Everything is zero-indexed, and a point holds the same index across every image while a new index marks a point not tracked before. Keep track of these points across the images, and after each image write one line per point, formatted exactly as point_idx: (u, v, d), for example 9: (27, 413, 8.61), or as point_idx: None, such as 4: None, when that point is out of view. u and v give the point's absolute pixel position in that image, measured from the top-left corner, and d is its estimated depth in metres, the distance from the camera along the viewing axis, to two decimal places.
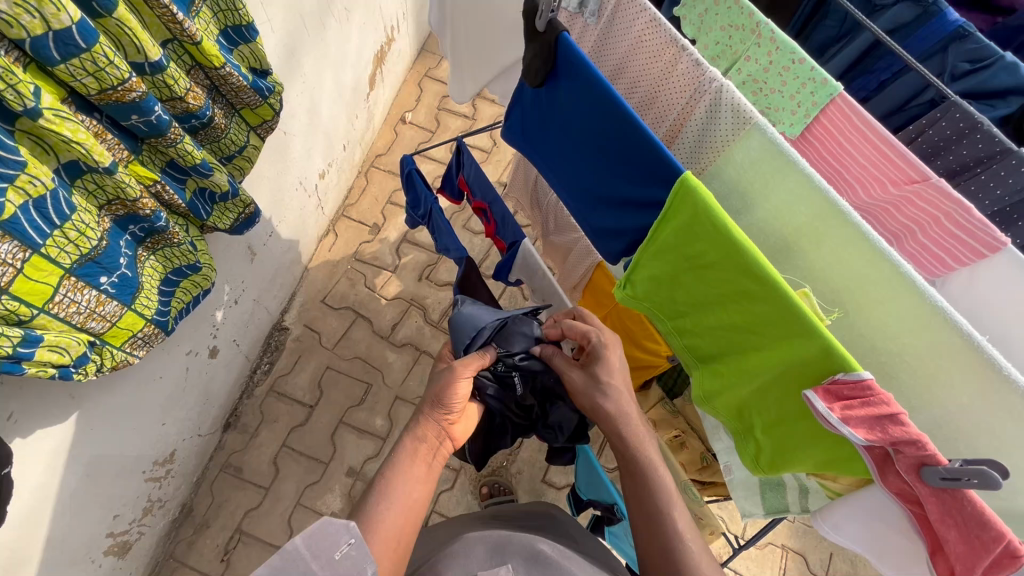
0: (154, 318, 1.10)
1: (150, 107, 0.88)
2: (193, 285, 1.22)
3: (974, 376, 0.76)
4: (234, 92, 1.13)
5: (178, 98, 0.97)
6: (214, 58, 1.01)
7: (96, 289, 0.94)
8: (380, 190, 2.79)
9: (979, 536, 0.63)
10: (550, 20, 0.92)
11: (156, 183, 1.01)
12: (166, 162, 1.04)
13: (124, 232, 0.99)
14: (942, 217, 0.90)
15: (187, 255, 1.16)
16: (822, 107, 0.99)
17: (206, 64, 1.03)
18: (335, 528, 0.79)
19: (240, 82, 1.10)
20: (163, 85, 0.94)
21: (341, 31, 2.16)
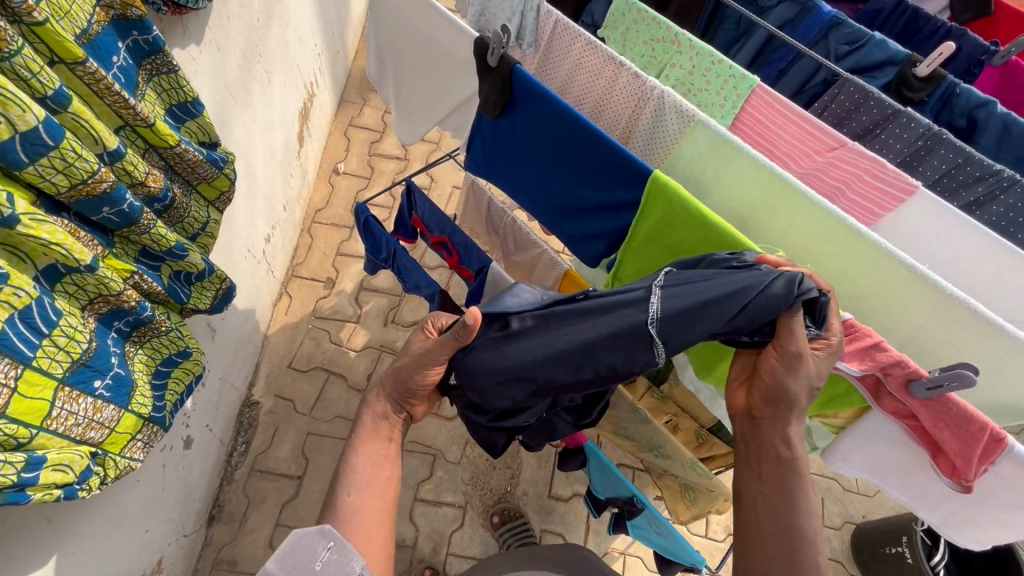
0: (152, 415, 1.08)
1: (121, 196, 0.86)
2: (184, 373, 1.18)
3: (926, 298, 0.90)
4: (190, 167, 1.12)
5: (139, 183, 0.95)
6: (169, 137, 1.01)
7: (92, 396, 0.91)
8: (327, 244, 2.76)
9: (969, 429, 0.73)
10: (502, 56, 1.00)
11: (134, 273, 0.98)
12: (138, 250, 1.03)
13: (110, 330, 0.98)
14: (864, 175, 1.05)
15: (175, 342, 1.14)
16: (746, 97, 1.13)
17: (161, 144, 1.02)
18: (308, 539, 0.83)
19: (195, 157, 1.10)
20: (124, 173, 0.91)
21: (265, 93, 2.15)
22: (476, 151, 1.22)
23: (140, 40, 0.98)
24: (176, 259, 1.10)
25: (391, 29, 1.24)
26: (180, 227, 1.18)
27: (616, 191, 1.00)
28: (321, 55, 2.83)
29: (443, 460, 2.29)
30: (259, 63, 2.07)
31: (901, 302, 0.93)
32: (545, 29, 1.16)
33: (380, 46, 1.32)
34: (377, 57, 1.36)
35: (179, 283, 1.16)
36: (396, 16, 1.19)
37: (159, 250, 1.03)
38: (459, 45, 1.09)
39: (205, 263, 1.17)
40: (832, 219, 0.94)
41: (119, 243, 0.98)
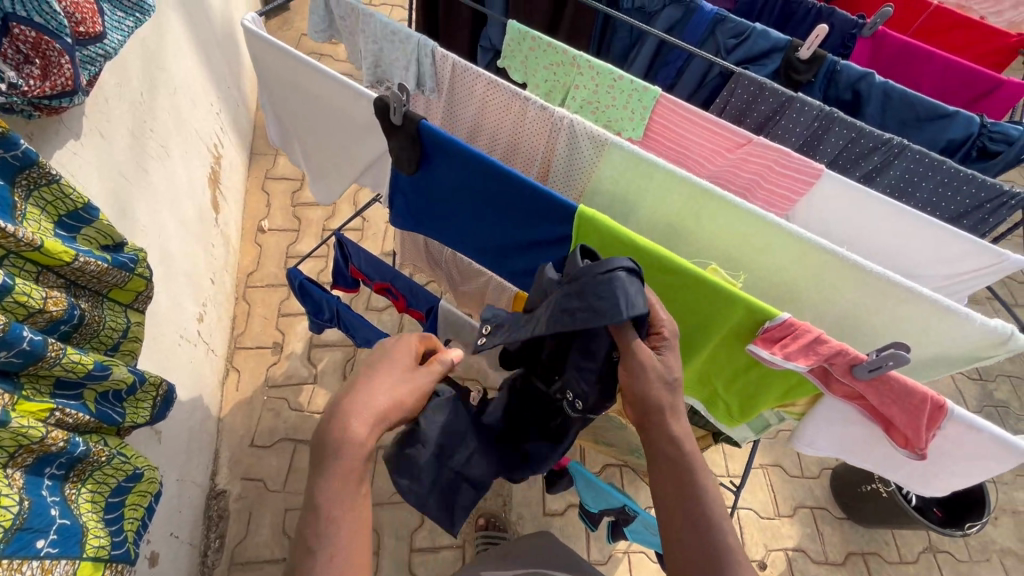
0: (114, 554, 0.99)
1: (15, 335, 0.83)
2: (140, 496, 1.08)
3: (850, 276, 0.95)
4: (97, 278, 1.04)
5: (37, 312, 0.90)
6: (63, 254, 0.95)
7: (37, 557, 0.84)
8: (267, 307, 2.63)
9: (913, 402, 0.78)
10: (404, 113, 0.97)
11: (53, 411, 0.92)
12: (52, 384, 0.95)
13: (41, 478, 0.91)
14: (773, 165, 1.10)
15: (122, 467, 1.05)
16: (652, 108, 1.16)
17: (56, 264, 0.95)
18: None
19: (99, 266, 1.02)
20: (18, 305, 0.87)
21: (165, 167, 2.02)
22: (399, 206, 1.18)
23: (7, 156, 0.90)
24: (99, 380, 1.01)
25: (284, 95, 1.18)
26: (95, 342, 1.08)
27: (545, 228, 0.99)
28: (220, 114, 2.69)
29: None
30: (153, 139, 1.94)
31: (830, 283, 0.98)
32: (443, 73, 1.14)
33: (277, 112, 1.25)
34: (276, 123, 1.29)
35: (110, 406, 1.06)
36: (288, 82, 1.13)
37: (76, 377, 0.97)
38: (358, 107, 1.05)
39: (132, 375, 1.08)
40: (754, 218, 0.97)
41: (30, 379, 0.92)
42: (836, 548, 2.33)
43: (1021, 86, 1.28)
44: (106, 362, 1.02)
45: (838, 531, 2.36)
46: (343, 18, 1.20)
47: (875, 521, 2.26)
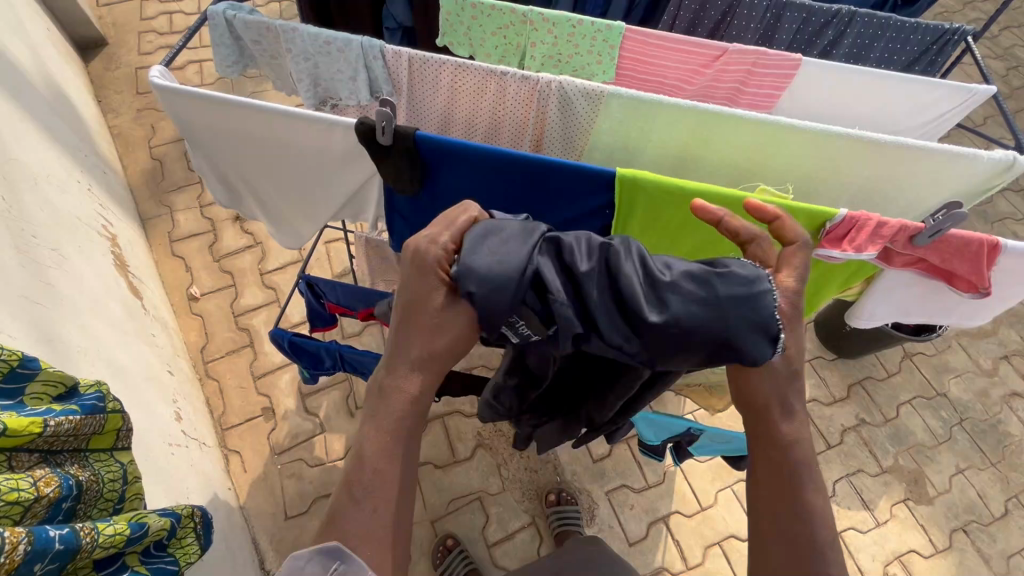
0: None
1: (39, 536, 0.68)
2: None
3: (867, 153, 0.99)
4: (77, 435, 0.86)
5: (33, 503, 0.74)
6: (33, 426, 0.77)
7: None
8: (238, 375, 2.41)
9: (970, 248, 0.84)
10: (393, 130, 0.86)
11: None
12: (92, 565, 0.79)
13: None
14: (753, 68, 1.10)
15: None
16: (620, 45, 1.11)
17: (26, 442, 0.77)
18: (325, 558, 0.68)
19: (76, 419, 0.84)
20: (9, 505, 0.70)
21: (70, 270, 1.72)
22: (401, 230, 1.08)
23: None
24: (140, 539, 0.84)
25: (226, 148, 1.00)
26: (103, 503, 0.88)
27: (577, 205, 0.94)
28: (93, 188, 2.31)
29: (486, 497, 2.24)
30: (42, 244, 1.64)
31: (847, 165, 1.02)
32: (399, 73, 1.01)
33: (218, 172, 1.07)
34: (218, 183, 1.11)
35: (155, 559, 0.88)
36: (230, 134, 0.96)
37: (117, 550, 0.80)
38: (328, 138, 0.92)
39: (166, 518, 0.90)
40: (769, 127, 0.98)
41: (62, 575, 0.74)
42: (839, 386, 2.60)
43: None
44: (137, 518, 0.85)
45: (835, 372, 2.63)
46: (258, 42, 1.01)
47: (862, 352, 2.54)
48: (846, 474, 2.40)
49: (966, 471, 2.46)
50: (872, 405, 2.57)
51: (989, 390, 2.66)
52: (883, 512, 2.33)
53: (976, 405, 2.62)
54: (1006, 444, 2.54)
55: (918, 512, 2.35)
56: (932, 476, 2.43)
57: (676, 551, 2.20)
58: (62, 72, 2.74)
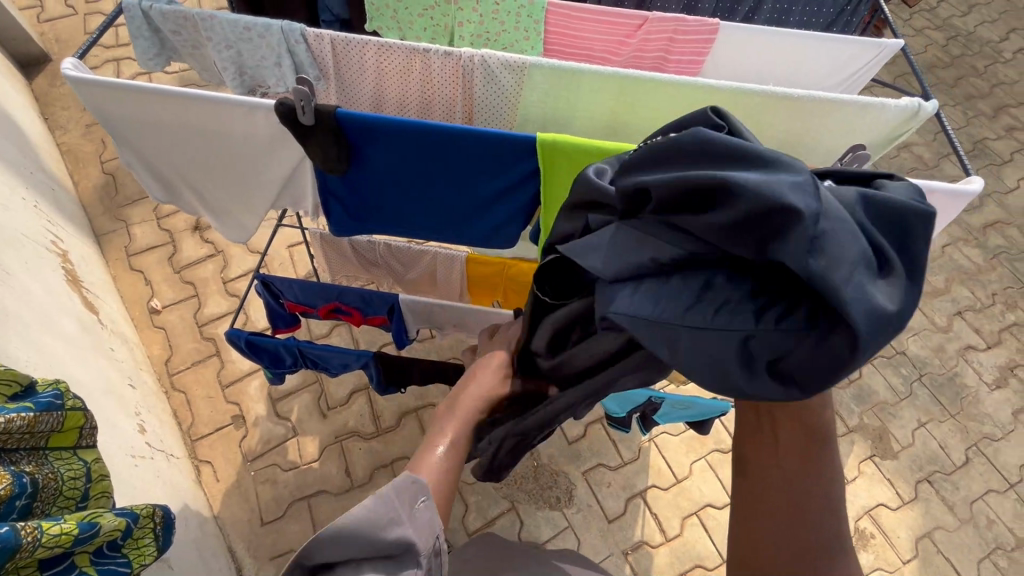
0: None
1: None
2: None
3: (783, 108, 1.02)
4: (26, 433, 0.81)
5: None
6: None
7: None
8: (205, 385, 2.37)
9: None
10: (314, 108, 0.86)
11: None
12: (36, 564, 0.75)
13: None
14: (675, 34, 1.13)
15: None
16: (544, 20, 1.13)
17: None
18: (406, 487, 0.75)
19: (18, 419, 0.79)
20: None
21: (14, 286, 1.67)
22: (337, 213, 1.09)
23: None
24: (90, 539, 0.79)
25: (154, 141, 1.00)
26: (60, 500, 0.84)
27: (507, 173, 0.95)
28: (40, 205, 2.25)
29: (465, 486, 2.24)
30: None
31: (766, 121, 1.05)
32: (324, 56, 1.02)
33: (149, 166, 1.06)
34: (152, 178, 1.10)
35: (109, 559, 0.84)
36: (156, 124, 0.96)
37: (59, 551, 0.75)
38: (251, 121, 0.92)
39: (123, 518, 0.85)
40: (688, 88, 1.01)
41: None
42: None
43: None
44: (91, 517, 0.80)
45: None
46: (178, 32, 1.01)
47: None
48: None
49: (928, 424, 2.54)
50: None
51: (945, 345, 2.76)
52: (852, 470, 2.40)
53: (934, 361, 2.71)
54: (963, 396, 2.64)
55: (884, 467, 2.42)
56: (896, 431, 2.51)
57: (655, 523, 2.23)
58: (2, 89, 2.67)
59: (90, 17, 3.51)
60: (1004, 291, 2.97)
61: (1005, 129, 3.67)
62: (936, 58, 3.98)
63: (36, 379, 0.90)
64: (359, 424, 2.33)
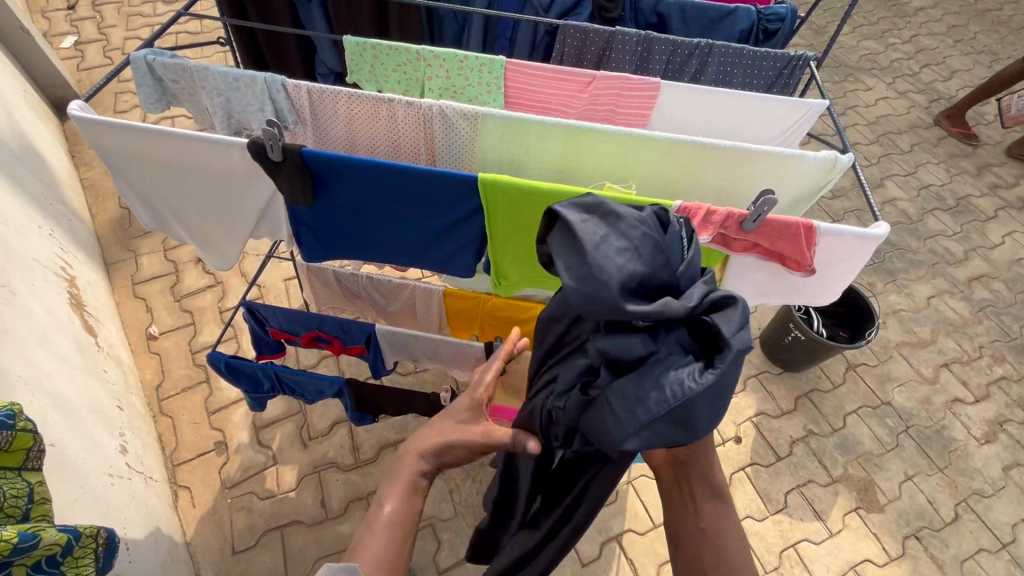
0: None
1: None
2: None
3: (713, 158, 1.12)
4: None
5: None
6: None
7: None
8: (192, 411, 2.43)
9: (790, 230, 0.96)
10: (282, 147, 0.98)
11: None
12: None
13: None
14: (621, 91, 1.25)
15: None
16: (504, 76, 1.26)
17: None
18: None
19: None
20: None
21: (17, 305, 1.78)
22: (306, 241, 1.19)
23: None
24: (27, 552, 0.82)
25: (146, 173, 1.12)
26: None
27: (457, 207, 1.05)
28: (55, 234, 2.41)
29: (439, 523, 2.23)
30: None
31: (699, 168, 1.15)
32: (302, 104, 1.15)
33: (141, 196, 1.18)
34: (143, 208, 1.22)
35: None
36: (148, 159, 1.08)
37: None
38: (230, 157, 1.03)
39: (63, 533, 0.89)
40: (625, 138, 1.12)
41: None
42: (786, 399, 2.67)
43: None
44: (31, 530, 0.85)
45: (782, 384, 2.71)
46: (177, 81, 1.15)
47: (806, 363, 2.63)
48: (797, 485, 2.42)
49: (915, 477, 2.49)
50: (820, 416, 2.63)
51: (932, 397, 2.74)
52: (836, 522, 2.34)
53: (920, 412, 2.69)
54: (951, 449, 2.59)
55: (869, 520, 2.36)
56: (882, 483, 2.46)
57: (630, 570, 2.18)
58: (35, 129, 2.91)
59: None
60: (992, 344, 2.97)
61: (988, 186, 3.76)
62: (917, 119, 4.15)
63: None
64: (338, 455, 2.35)
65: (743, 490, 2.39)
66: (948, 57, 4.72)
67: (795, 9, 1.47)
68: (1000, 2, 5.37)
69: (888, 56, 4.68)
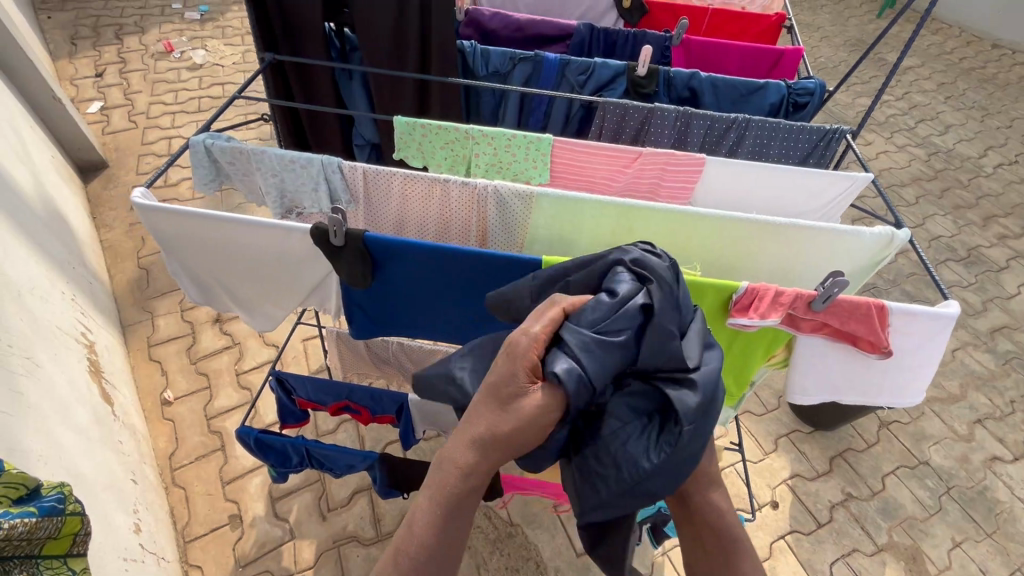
0: None
1: None
2: None
3: (769, 234, 1.12)
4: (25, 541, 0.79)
5: None
6: None
7: None
8: (206, 481, 2.33)
9: (861, 310, 0.95)
10: (344, 232, 0.97)
11: None
12: None
13: None
14: (667, 165, 1.27)
15: None
16: (550, 153, 1.28)
17: None
18: None
19: (27, 523, 0.79)
20: None
21: (39, 377, 1.73)
22: (358, 319, 1.17)
23: None
24: None
25: (200, 253, 1.11)
26: None
27: None
28: (76, 298, 2.39)
29: None
30: (15, 352, 1.67)
31: (753, 244, 1.15)
32: (356, 184, 1.16)
33: (191, 273, 1.16)
34: (190, 286, 1.20)
35: None
36: (203, 240, 1.07)
37: None
38: (289, 240, 1.03)
39: None
40: (679, 216, 1.12)
41: None
42: (820, 460, 2.58)
43: (796, 52, 1.65)
44: None
45: (814, 444, 2.63)
46: (233, 163, 1.16)
47: (837, 422, 2.57)
48: (841, 554, 2.30)
49: (963, 544, 2.37)
50: (858, 478, 2.54)
51: (970, 455, 2.66)
52: None
53: (960, 473, 2.59)
54: (997, 512, 2.49)
55: None
56: (930, 551, 2.34)
57: None
58: (60, 193, 2.96)
59: (148, 130, 3.97)
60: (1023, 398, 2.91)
61: (996, 237, 3.81)
62: (919, 171, 4.26)
63: (40, 485, 0.88)
64: (359, 528, 2.24)
65: (786, 561, 2.26)
66: (941, 112, 4.90)
67: (823, 84, 1.53)
68: (983, 60, 5.63)
69: (883, 111, 4.86)
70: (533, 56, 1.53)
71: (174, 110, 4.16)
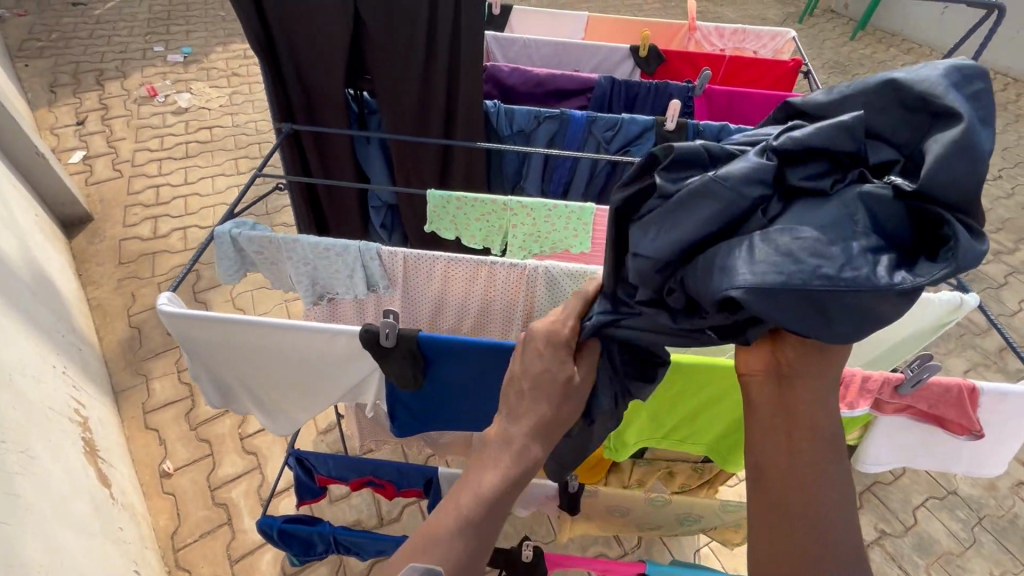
0: None
1: None
2: None
3: None
4: None
5: None
6: None
7: None
8: (213, 561, 2.17)
9: (951, 392, 0.90)
10: (395, 333, 0.89)
11: None
12: None
13: None
14: None
15: None
16: (593, 222, 1.23)
17: None
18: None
19: None
20: None
21: (35, 471, 1.59)
22: (400, 416, 1.08)
23: None
24: None
25: (226, 356, 1.02)
26: None
27: None
28: (67, 369, 2.25)
29: None
30: (9, 447, 1.53)
31: None
32: (395, 269, 1.09)
33: (215, 374, 1.07)
34: (213, 387, 1.11)
35: None
36: (232, 344, 0.98)
37: None
38: (332, 342, 0.94)
39: None
40: None
41: None
42: None
43: None
44: None
45: None
46: (260, 252, 1.08)
47: None
48: None
49: None
50: (889, 513, 2.48)
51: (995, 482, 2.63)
52: None
53: (988, 501, 2.56)
54: None
55: None
56: None
57: None
58: (46, 254, 2.82)
59: (134, 179, 3.85)
60: None
61: (991, 253, 3.87)
62: None
63: None
64: None
65: None
66: None
67: None
68: None
69: None
70: (560, 114, 1.47)
71: (161, 156, 4.04)
